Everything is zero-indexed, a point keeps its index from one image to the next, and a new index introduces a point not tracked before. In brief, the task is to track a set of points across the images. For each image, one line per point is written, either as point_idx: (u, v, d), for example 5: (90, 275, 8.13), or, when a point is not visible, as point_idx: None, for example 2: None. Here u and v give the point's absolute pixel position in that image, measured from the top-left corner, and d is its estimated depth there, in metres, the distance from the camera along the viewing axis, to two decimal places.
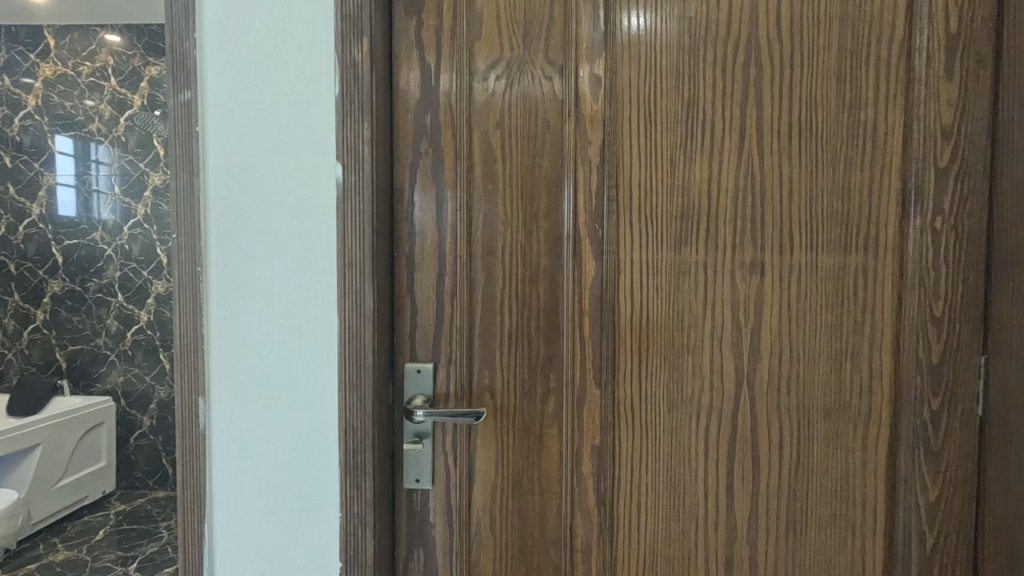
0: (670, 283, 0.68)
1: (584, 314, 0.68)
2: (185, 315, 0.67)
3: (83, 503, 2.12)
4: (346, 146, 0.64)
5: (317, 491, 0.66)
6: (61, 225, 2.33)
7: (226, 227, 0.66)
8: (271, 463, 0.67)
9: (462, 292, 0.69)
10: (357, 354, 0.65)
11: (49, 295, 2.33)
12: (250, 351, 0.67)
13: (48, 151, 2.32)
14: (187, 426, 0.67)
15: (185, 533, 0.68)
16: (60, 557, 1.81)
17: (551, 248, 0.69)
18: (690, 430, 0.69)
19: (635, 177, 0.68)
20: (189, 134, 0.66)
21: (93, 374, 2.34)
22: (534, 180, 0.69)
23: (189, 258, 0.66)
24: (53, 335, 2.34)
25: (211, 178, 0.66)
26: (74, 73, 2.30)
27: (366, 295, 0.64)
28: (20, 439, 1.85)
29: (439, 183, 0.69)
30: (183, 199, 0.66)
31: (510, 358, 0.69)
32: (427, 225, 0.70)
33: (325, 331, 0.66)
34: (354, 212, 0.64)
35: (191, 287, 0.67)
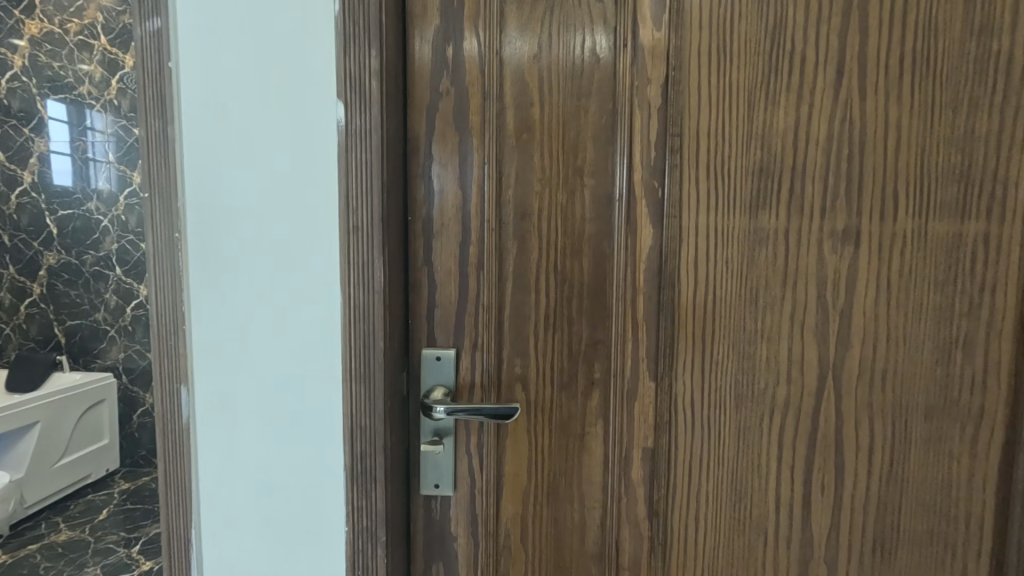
0: (743, 256, 0.56)
1: (637, 291, 0.57)
2: (162, 291, 0.56)
3: (86, 481, 2.07)
4: (349, 82, 0.51)
5: (320, 497, 0.56)
6: (56, 193, 2.24)
7: (206, 185, 0.55)
8: (265, 464, 0.57)
9: (491, 264, 0.58)
10: (365, 339, 0.54)
11: (46, 268, 2.25)
12: (238, 334, 0.56)
13: (39, 117, 2.19)
14: (167, 422, 0.57)
15: (169, 545, 0.58)
16: (62, 537, 1.77)
17: (597, 212, 0.57)
18: (761, 430, 0.58)
19: (704, 123, 0.55)
20: (160, 71, 0.54)
21: (93, 351, 2.32)
22: (580, 127, 0.56)
23: (164, 222, 0.55)
24: (50, 309, 2.27)
25: (188, 125, 0.55)
26: (61, 30, 2.17)
27: (375, 267, 0.53)
28: (18, 417, 1.79)
29: (463, 132, 0.57)
30: (156, 152, 0.55)
31: (547, 344, 0.58)
32: (448, 183, 0.57)
33: (327, 311, 0.54)
34: (359, 164, 0.52)
35: (168, 258, 0.55)
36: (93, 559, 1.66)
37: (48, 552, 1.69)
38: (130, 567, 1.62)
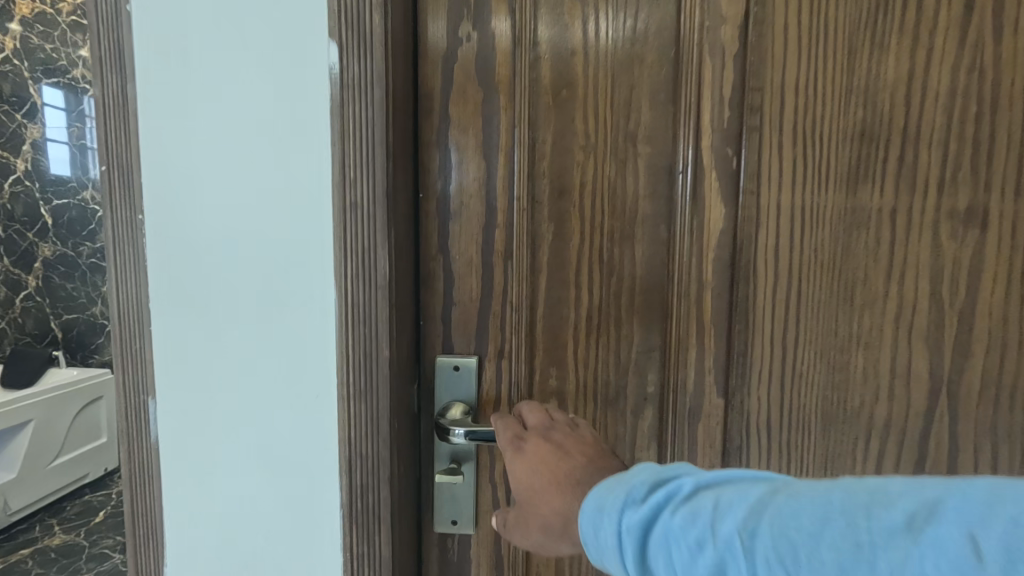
0: (837, 243, 0.45)
1: (703, 287, 0.46)
2: (121, 286, 0.46)
3: (84, 481, 2.00)
4: (346, 23, 0.41)
5: (313, 536, 0.46)
6: (51, 182, 2.20)
7: (170, 154, 0.44)
8: (247, 495, 0.46)
9: (521, 253, 0.47)
10: (367, 343, 0.44)
11: (41, 261, 2.19)
12: (214, 338, 0.46)
13: (32, 102, 2.12)
14: (132, 444, 0.47)
15: None
16: (56, 542, 1.70)
17: (653, 188, 0.46)
18: (855, 459, 0.46)
19: (792, 76, 0.44)
20: (112, 15, 0.43)
21: (92, 346, 2.31)
22: (634, 82, 0.45)
23: (123, 202, 0.45)
24: (47, 302, 2.21)
25: (148, 79, 0.44)
26: (53, 11, 2.15)
27: (378, 254, 0.43)
28: (11, 416, 1.72)
29: (489, 90, 0.46)
30: (111, 113, 0.44)
31: (590, 351, 0.47)
32: (470, 154, 0.47)
33: (319, 309, 0.44)
34: (358, 126, 0.42)
35: (129, 245, 0.45)
36: (87, 565, 1.59)
37: (41, 558, 1.62)
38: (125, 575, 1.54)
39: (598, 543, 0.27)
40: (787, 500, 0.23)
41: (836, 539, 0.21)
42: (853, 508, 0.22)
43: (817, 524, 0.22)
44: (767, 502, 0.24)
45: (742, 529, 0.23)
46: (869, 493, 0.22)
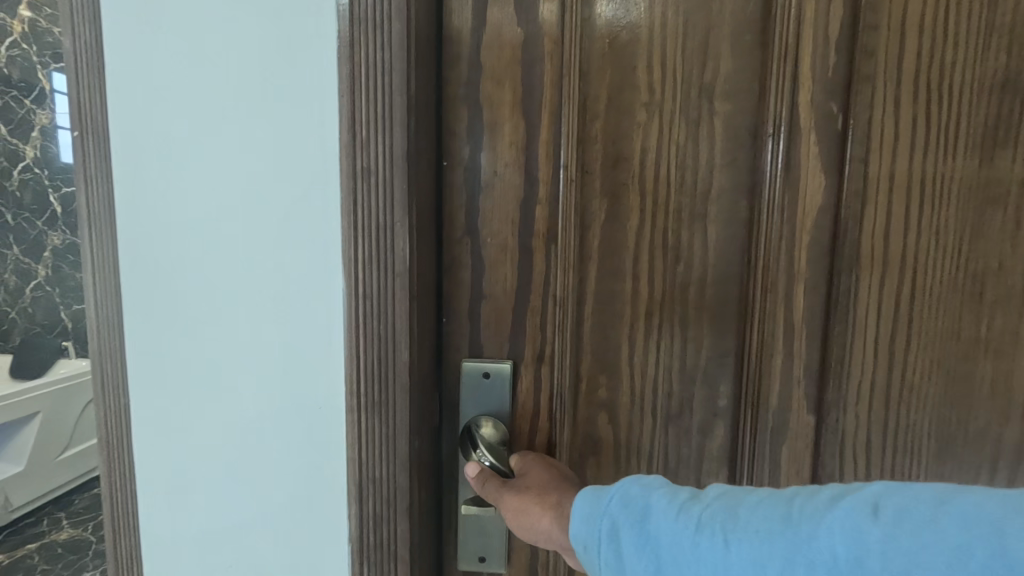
0: (959, 217, 0.43)
1: (794, 276, 0.44)
2: (97, 264, 0.41)
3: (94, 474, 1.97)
4: None
5: (314, 539, 0.42)
6: (60, 170, 2.17)
7: (152, 119, 0.39)
8: (241, 495, 0.42)
9: (566, 229, 0.43)
10: (384, 344, 0.39)
11: (51, 249, 2.18)
12: (201, 325, 0.41)
13: (40, 88, 2.11)
14: (109, 440, 0.43)
15: None
16: (63, 536, 1.67)
17: (730, 155, 0.43)
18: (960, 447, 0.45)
19: (912, 38, 0.42)
20: None
21: None
22: (712, 35, 0.42)
23: (104, 172, 0.40)
24: (57, 292, 2.20)
25: (124, 29, 0.39)
26: None
27: (395, 233, 0.38)
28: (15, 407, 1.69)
29: (530, 46, 0.42)
30: (84, 68, 0.39)
31: (659, 349, 0.44)
32: (506, 116, 0.43)
33: (319, 294, 0.39)
34: (373, 84, 0.37)
35: (106, 219, 0.40)
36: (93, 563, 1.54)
37: (47, 553, 1.59)
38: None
39: (588, 522, 0.30)
40: (751, 499, 0.26)
41: (768, 513, 0.24)
42: (789, 500, 0.25)
43: (755, 510, 0.25)
44: (732, 496, 0.27)
45: (702, 511, 0.26)
46: (806, 490, 0.25)
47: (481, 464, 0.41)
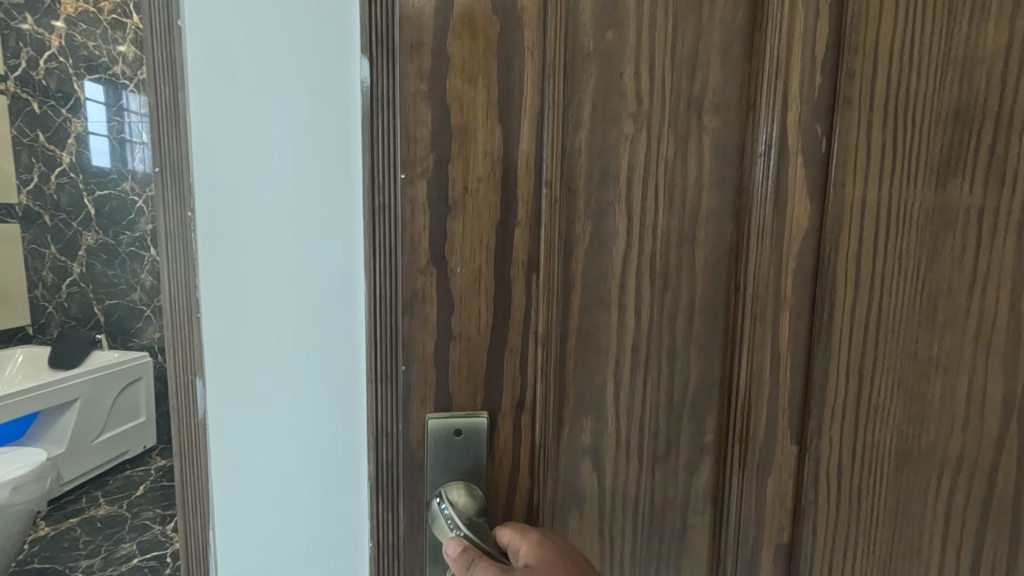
0: (918, 245, 0.50)
1: (781, 302, 0.49)
2: (173, 279, 0.49)
3: (125, 457, 2.11)
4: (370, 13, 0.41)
5: (346, 494, 0.51)
6: (92, 173, 2.43)
7: (217, 156, 0.47)
8: (284, 465, 0.50)
9: (546, 248, 0.43)
10: (393, 341, 0.44)
11: (85, 248, 2.42)
12: (260, 332, 0.49)
13: (75, 97, 2.37)
14: (181, 425, 0.51)
15: (187, 553, 0.52)
16: (102, 512, 1.82)
17: (719, 175, 0.47)
18: (916, 451, 0.53)
19: (881, 73, 0.48)
20: (168, 32, 0.46)
21: (131, 330, 2.41)
22: (702, 40, 0.45)
23: (176, 199, 0.48)
24: (90, 288, 2.43)
25: (196, 83, 0.46)
26: (95, 10, 2.35)
27: (399, 251, 0.42)
28: (60, 391, 1.92)
29: (507, 48, 0.41)
30: (163, 113, 0.47)
31: (643, 371, 0.48)
32: (480, 120, 0.41)
33: (348, 296, 0.48)
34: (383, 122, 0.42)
35: (179, 238, 0.48)
36: (131, 534, 1.70)
37: (88, 526, 1.74)
38: (164, 545, 1.64)
39: None
40: None
41: None
42: None
43: None
44: None
45: None
46: None
47: (461, 540, 0.41)
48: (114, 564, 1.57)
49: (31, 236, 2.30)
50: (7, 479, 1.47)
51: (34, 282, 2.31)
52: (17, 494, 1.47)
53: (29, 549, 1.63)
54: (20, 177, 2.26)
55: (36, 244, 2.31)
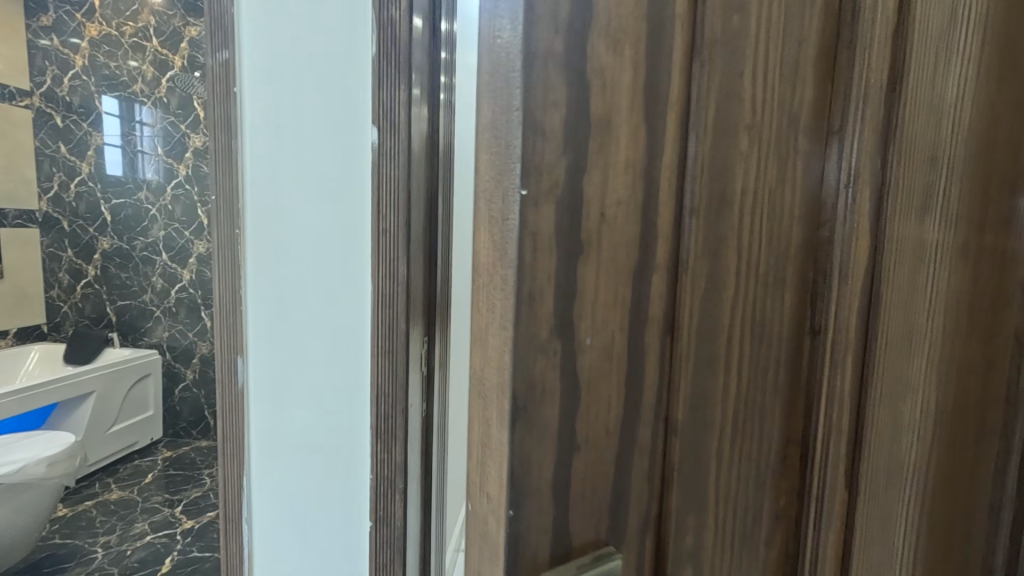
0: (908, 288, 0.46)
1: (847, 346, 0.45)
2: (225, 283, 0.71)
3: (134, 447, 2.48)
4: (382, 111, 0.65)
5: (346, 438, 0.71)
6: (109, 183, 2.67)
7: (264, 195, 0.68)
8: (306, 415, 0.71)
9: (682, 289, 0.36)
10: (391, 323, 0.67)
11: (100, 252, 2.69)
12: (283, 316, 0.70)
13: (96, 112, 2.60)
14: (227, 388, 0.72)
15: (227, 484, 0.74)
16: (114, 495, 2.08)
17: (805, 209, 0.41)
18: (903, 501, 0.51)
19: (907, 99, 0.43)
20: (228, 116, 0.67)
21: (141, 328, 2.73)
22: (802, 51, 0.39)
23: (228, 221, 0.69)
24: (104, 289, 2.71)
25: (250, 146, 0.68)
26: (117, 32, 2.57)
27: (400, 264, 0.66)
28: (78, 385, 2.18)
29: (657, 26, 0.32)
30: (223, 170, 0.69)
31: (738, 440, 0.41)
32: (624, 111, 0.31)
33: (352, 296, 0.68)
34: (390, 175, 0.65)
35: (230, 256, 0.70)
36: (144, 514, 1.96)
37: (103, 508, 1.99)
38: (175, 525, 1.91)
39: None
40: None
41: None
42: None
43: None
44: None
45: None
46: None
47: None
48: (130, 539, 1.81)
49: (50, 240, 2.57)
50: (44, 456, 1.67)
51: (51, 283, 2.59)
52: (51, 471, 1.67)
53: (51, 527, 1.85)
54: (42, 185, 2.52)
55: (54, 247, 2.59)
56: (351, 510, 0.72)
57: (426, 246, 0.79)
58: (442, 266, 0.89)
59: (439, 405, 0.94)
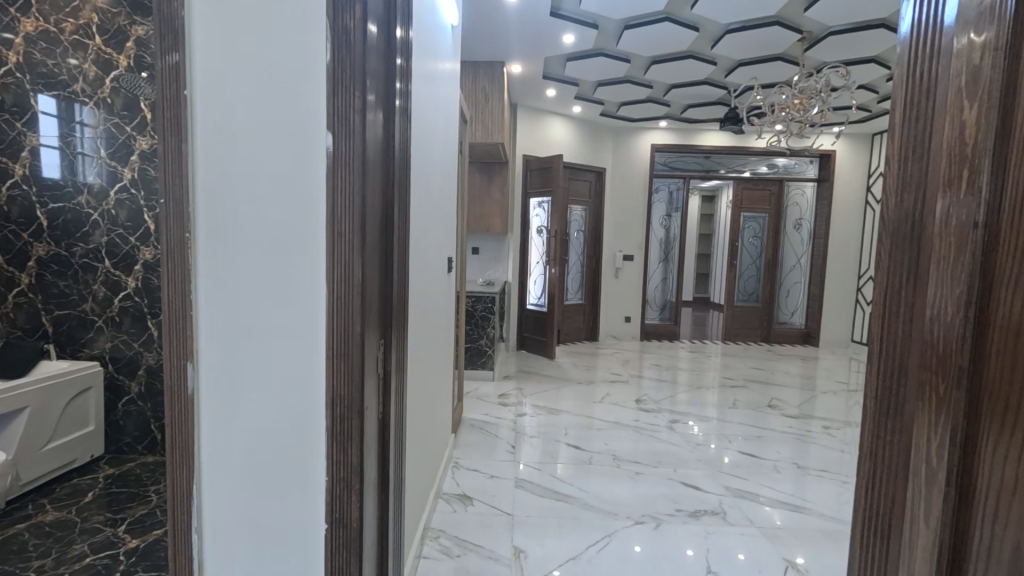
0: None
1: None
2: (174, 284, 0.68)
3: (73, 465, 2.34)
4: (336, 118, 0.67)
5: (305, 435, 0.71)
6: (46, 187, 2.49)
7: (217, 194, 0.67)
8: (262, 416, 0.70)
9: None
10: (346, 326, 0.69)
11: (35, 259, 2.52)
12: (237, 321, 0.69)
13: (31, 112, 2.43)
14: (173, 393, 0.69)
15: (174, 492, 0.71)
16: (49, 517, 1.96)
17: None
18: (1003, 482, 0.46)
19: None
20: (178, 109, 0.65)
21: (81, 340, 2.59)
22: None
23: (178, 224, 0.66)
24: (39, 299, 2.53)
25: (202, 143, 0.66)
26: (57, 30, 2.46)
27: (355, 264, 0.69)
28: (11, 399, 2.02)
29: None
30: (172, 167, 0.66)
31: None
32: None
33: (308, 293, 0.69)
34: (346, 183, 0.68)
35: (180, 260, 0.67)
36: (81, 536, 1.86)
37: (36, 530, 1.87)
38: (117, 545, 1.82)
39: None
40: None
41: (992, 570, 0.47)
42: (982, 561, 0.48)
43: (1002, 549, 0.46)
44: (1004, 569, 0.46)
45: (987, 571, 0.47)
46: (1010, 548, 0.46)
47: None
48: (67, 562, 1.70)
49: None
50: None
51: None
52: None
53: None
54: None
55: None
56: (306, 507, 0.72)
57: (380, 250, 0.81)
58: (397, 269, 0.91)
59: (396, 409, 0.95)
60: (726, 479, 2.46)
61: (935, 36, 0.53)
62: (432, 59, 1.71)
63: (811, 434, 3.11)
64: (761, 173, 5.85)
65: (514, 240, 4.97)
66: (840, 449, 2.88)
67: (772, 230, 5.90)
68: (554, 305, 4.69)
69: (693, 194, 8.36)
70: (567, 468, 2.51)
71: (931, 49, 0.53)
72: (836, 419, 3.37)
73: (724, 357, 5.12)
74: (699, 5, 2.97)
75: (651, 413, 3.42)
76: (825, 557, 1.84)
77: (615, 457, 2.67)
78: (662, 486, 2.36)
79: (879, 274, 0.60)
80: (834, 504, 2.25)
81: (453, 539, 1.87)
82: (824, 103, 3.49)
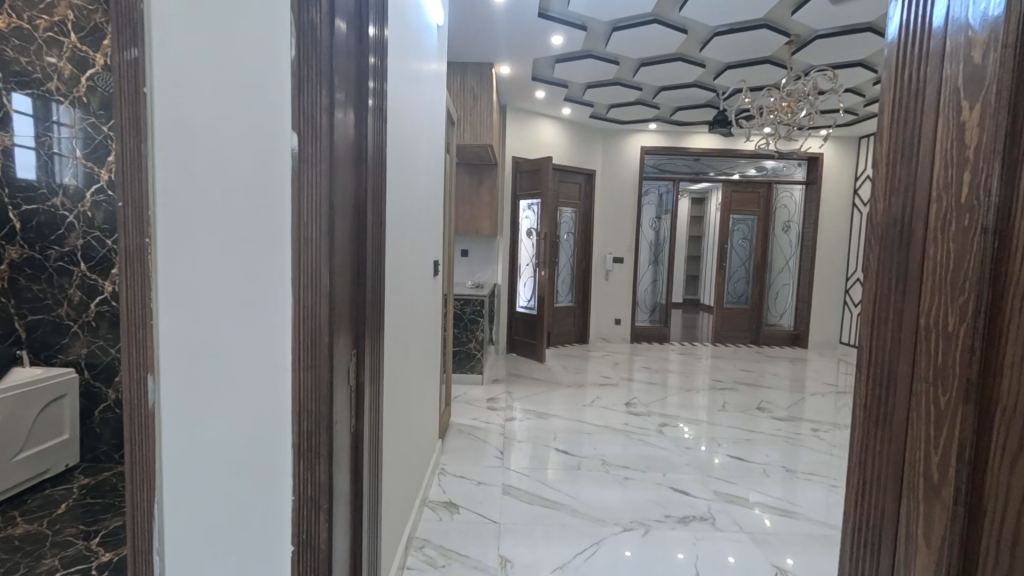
0: None
1: None
2: (132, 292, 0.62)
3: (46, 475, 2.27)
4: (303, 118, 0.66)
5: (273, 443, 0.69)
6: (19, 187, 2.39)
7: (178, 194, 0.62)
8: (226, 428, 0.66)
9: None
10: (313, 333, 0.69)
11: (7, 262, 2.43)
12: (203, 331, 0.64)
13: (3, 110, 2.33)
14: (132, 410, 0.63)
15: (133, 516, 0.65)
16: (20, 530, 1.89)
17: None
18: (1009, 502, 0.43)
19: None
20: (136, 102, 0.59)
21: (55, 346, 2.51)
22: None
23: (137, 227, 0.61)
24: (11, 304, 2.42)
25: (164, 141, 0.60)
26: (30, 27, 2.39)
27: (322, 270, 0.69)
28: None
29: None
30: (130, 165, 0.60)
31: None
32: None
33: (275, 296, 0.68)
34: (311, 180, 0.67)
35: (139, 267, 0.61)
36: (52, 550, 1.79)
37: (5, 545, 1.80)
38: (90, 559, 1.76)
39: None
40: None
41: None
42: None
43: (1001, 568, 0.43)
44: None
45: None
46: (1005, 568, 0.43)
47: None
48: None
49: None
50: None
51: None
52: None
53: None
54: None
55: None
56: (274, 518, 0.70)
57: (352, 255, 0.79)
58: (372, 274, 0.89)
59: (372, 417, 0.93)
60: (715, 483, 2.45)
61: (925, 35, 0.51)
62: (417, 60, 1.68)
63: (799, 436, 3.11)
64: (750, 176, 5.90)
65: (504, 243, 4.93)
66: (828, 452, 2.89)
67: (760, 232, 5.94)
68: (544, 308, 4.67)
69: (683, 196, 8.40)
70: (557, 474, 2.48)
71: (922, 50, 0.51)
72: (823, 421, 3.39)
73: (713, 359, 5.13)
74: (686, 9, 2.96)
75: (640, 416, 3.41)
76: (814, 562, 1.82)
77: (604, 462, 2.65)
78: (651, 492, 2.34)
79: (867, 279, 0.58)
80: (822, 507, 2.24)
81: (437, 548, 1.83)
82: (812, 107, 3.50)
